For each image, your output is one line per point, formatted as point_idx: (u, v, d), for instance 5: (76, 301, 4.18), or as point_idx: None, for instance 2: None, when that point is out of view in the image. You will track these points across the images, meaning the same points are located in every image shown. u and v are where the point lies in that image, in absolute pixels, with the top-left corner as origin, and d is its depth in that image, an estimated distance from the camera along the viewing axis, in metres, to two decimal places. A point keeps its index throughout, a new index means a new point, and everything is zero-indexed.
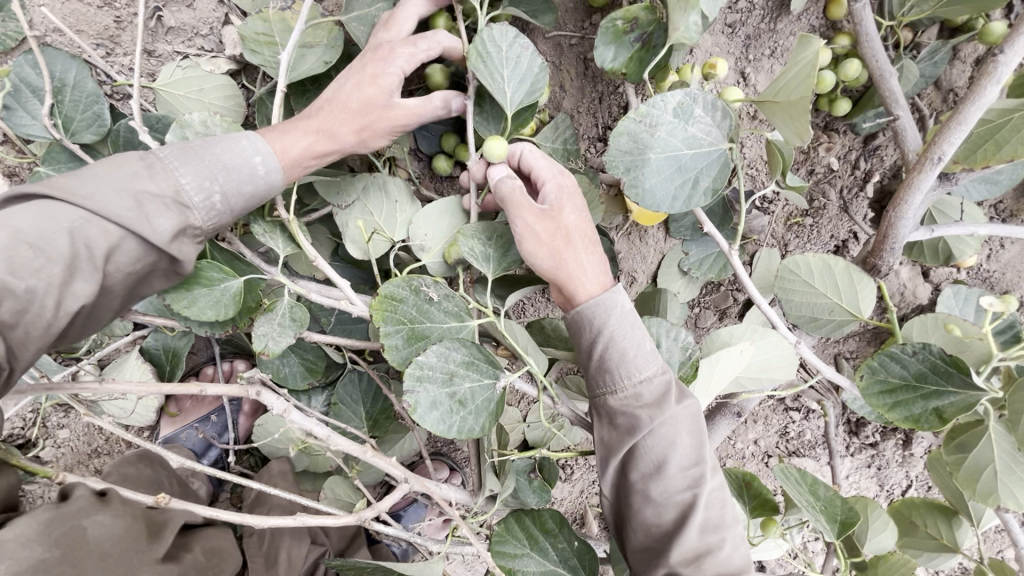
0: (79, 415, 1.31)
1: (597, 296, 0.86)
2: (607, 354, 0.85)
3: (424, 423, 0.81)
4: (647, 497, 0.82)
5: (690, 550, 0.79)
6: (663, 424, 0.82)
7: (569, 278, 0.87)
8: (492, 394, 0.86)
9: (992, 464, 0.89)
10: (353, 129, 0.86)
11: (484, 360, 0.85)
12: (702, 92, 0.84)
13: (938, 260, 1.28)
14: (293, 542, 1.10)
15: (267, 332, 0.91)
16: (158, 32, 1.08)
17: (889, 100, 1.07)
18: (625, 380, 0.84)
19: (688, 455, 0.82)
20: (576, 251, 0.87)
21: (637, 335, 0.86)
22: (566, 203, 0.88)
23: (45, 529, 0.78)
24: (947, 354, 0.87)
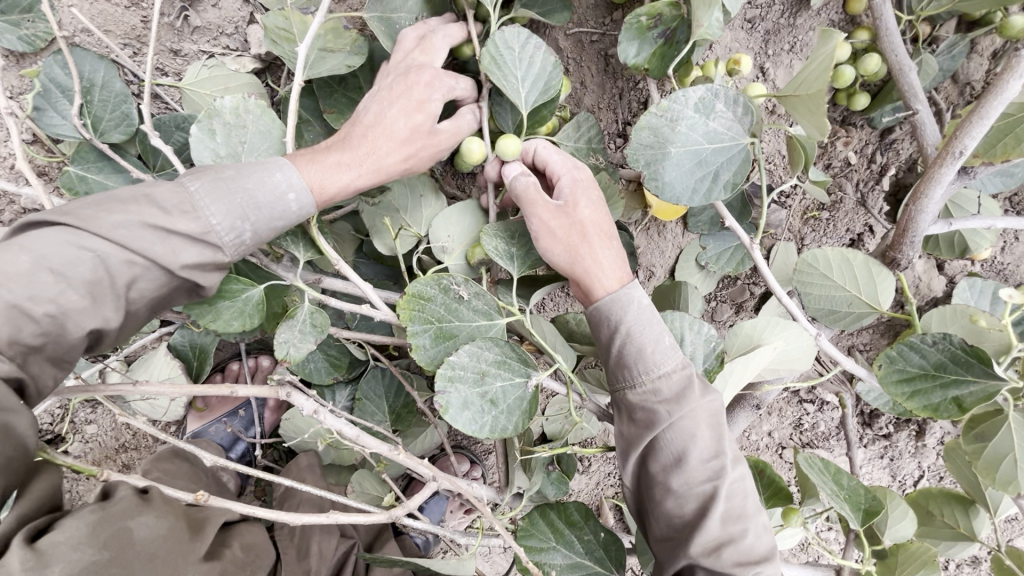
0: (107, 410, 1.34)
1: (615, 291, 0.88)
2: (625, 349, 0.87)
3: (456, 423, 0.83)
4: (668, 488, 0.84)
5: (713, 539, 0.81)
6: (683, 417, 0.83)
7: (586, 273, 0.88)
8: (524, 393, 0.87)
9: (1011, 453, 0.90)
10: (401, 156, 0.87)
11: (516, 359, 0.87)
12: (725, 87, 0.85)
13: (954, 254, 1.29)
14: (324, 536, 1.13)
15: (287, 339, 0.90)
16: (184, 31, 1.09)
17: (908, 95, 1.08)
18: (644, 375, 0.85)
19: (708, 448, 0.84)
20: (592, 247, 0.88)
21: (656, 330, 0.87)
22: (582, 198, 0.89)
23: (94, 531, 0.80)
24: (967, 345, 0.88)
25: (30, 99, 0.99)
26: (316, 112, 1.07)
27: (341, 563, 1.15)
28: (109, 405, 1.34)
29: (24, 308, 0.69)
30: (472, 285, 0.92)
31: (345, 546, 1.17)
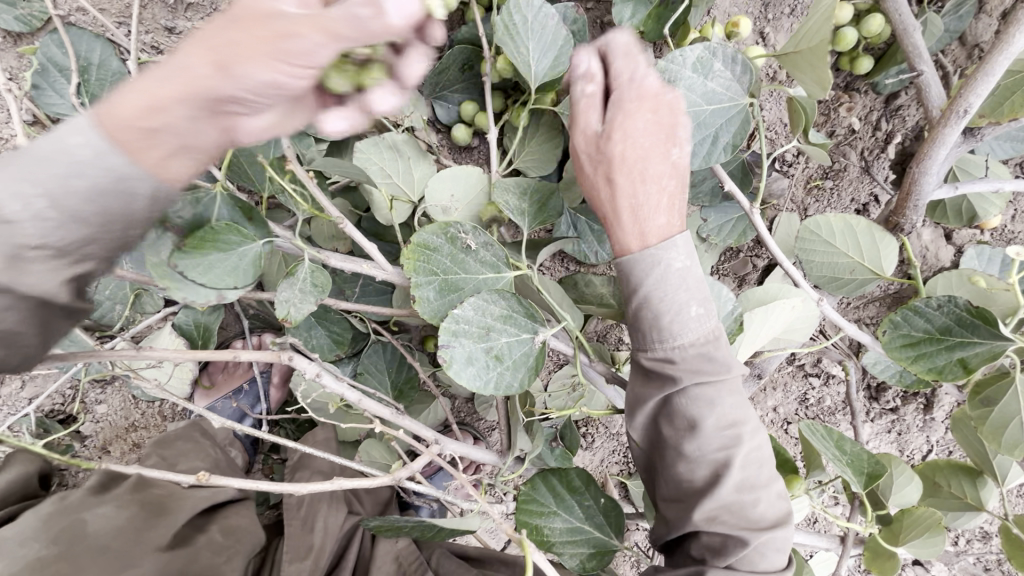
0: (116, 390, 1.36)
1: (634, 250, 0.79)
2: (641, 312, 0.81)
3: (460, 378, 0.85)
4: (681, 452, 0.82)
5: (721, 505, 0.81)
6: (700, 386, 0.80)
7: (608, 220, 0.81)
8: (530, 349, 0.90)
9: (1019, 415, 0.89)
10: (206, 54, 0.51)
11: (521, 314, 0.88)
12: (722, 45, 0.83)
13: (962, 222, 1.27)
14: (330, 512, 1.14)
15: (288, 298, 0.86)
16: (178, 8, 1.08)
17: (912, 56, 1.06)
18: (658, 343, 0.81)
19: (727, 416, 0.81)
20: (614, 190, 0.78)
21: (681, 298, 0.79)
22: (622, 131, 0.76)
23: (44, 525, 0.84)
24: (971, 306, 0.86)
25: (29, 77, 1.00)
26: None
27: (350, 535, 1.17)
28: (118, 384, 1.36)
29: None
30: (480, 236, 0.93)
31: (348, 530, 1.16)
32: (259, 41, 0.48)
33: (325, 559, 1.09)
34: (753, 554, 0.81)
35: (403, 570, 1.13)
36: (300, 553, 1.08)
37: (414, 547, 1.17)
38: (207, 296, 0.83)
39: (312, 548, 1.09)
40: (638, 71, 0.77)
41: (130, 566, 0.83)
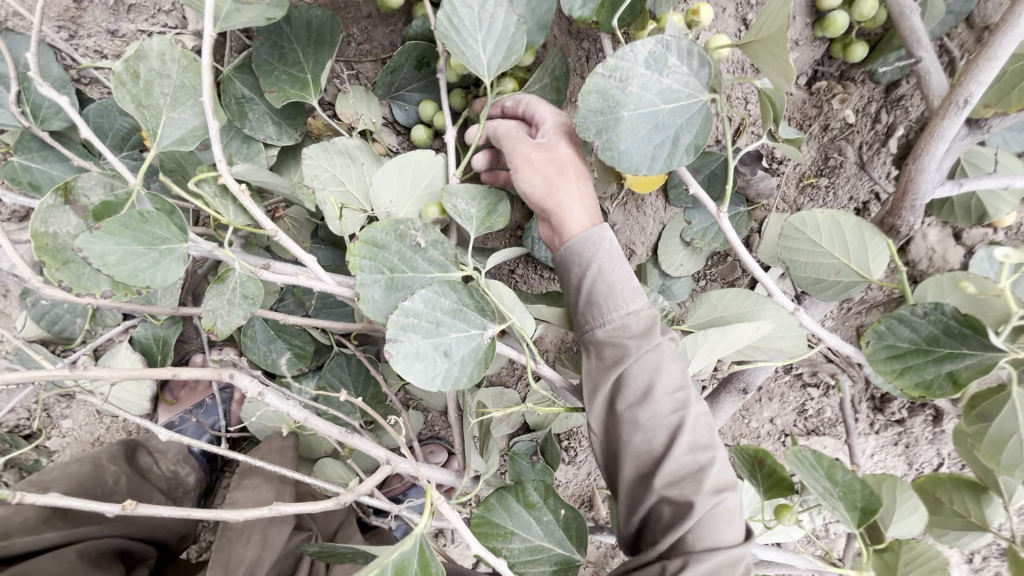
0: (80, 405, 1.33)
1: (584, 231, 0.88)
2: (596, 287, 0.85)
3: (406, 373, 0.80)
4: (635, 424, 0.81)
5: (677, 471, 0.79)
6: (648, 351, 0.82)
7: (555, 212, 0.90)
8: (480, 344, 0.87)
9: (1018, 433, 0.82)
10: None
11: (472, 307, 0.85)
12: (677, 37, 0.75)
13: (970, 220, 1.16)
14: (274, 525, 1.09)
15: (215, 308, 0.85)
16: (120, 10, 1.02)
17: (909, 41, 0.96)
18: (612, 311, 0.84)
19: (674, 379, 0.82)
20: (568, 180, 0.90)
21: (625, 270, 0.86)
22: (563, 140, 0.92)
23: None
24: (959, 314, 0.79)
25: None
26: (255, 87, 1.02)
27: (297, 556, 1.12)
28: (81, 399, 1.32)
29: None
30: (430, 233, 0.89)
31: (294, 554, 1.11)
32: None
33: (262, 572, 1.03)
34: (714, 528, 0.77)
35: None
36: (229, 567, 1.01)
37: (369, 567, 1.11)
38: (103, 284, 0.78)
39: (245, 560, 1.02)
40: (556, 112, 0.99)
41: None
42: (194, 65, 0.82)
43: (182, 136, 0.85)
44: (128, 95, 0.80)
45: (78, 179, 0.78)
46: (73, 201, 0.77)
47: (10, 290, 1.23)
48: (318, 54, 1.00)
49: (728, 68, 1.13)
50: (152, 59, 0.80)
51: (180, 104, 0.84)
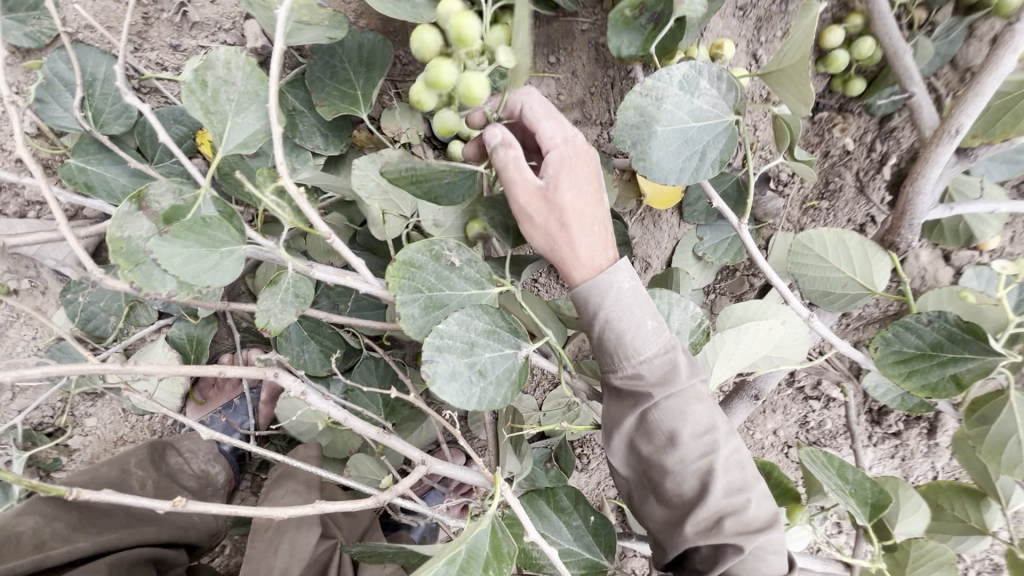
0: (107, 404, 1.34)
1: (586, 280, 0.89)
2: (606, 336, 0.90)
3: (443, 393, 0.85)
4: (665, 469, 0.89)
5: (713, 511, 0.87)
6: (669, 398, 0.88)
7: (561, 259, 0.90)
8: (513, 365, 0.91)
9: (1015, 434, 0.90)
10: None
11: (505, 329, 0.90)
12: (708, 64, 0.84)
13: (959, 242, 1.26)
14: (297, 534, 1.15)
15: (269, 307, 0.88)
16: (183, 27, 1.09)
17: (904, 78, 1.07)
18: (627, 360, 0.89)
19: (698, 424, 0.89)
20: (570, 231, 0.88)
21: (635, 316, 0.89)
22: (563, 182, 0.86)
23: None
24: (961, 321, 0.87)
25: (33, 91, 1.02)
26: (306, 101, 1.10)
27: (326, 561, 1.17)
28: (108, 397, 1.34)
29: None
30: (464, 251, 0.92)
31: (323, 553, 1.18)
32: None
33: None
34: (754, 559, 0.87)
35: None
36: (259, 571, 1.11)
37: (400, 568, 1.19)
38: (170, 284, 0.80)
39: (274, 567, 1.11)
40: (560, 133, 0.89)
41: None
42: (258, 71, 0.86)
43: (245, 139, 0.89)
44: (197, 102, 0.85)
45: (150, 187, 0.81)
46: (145, 207, 0.81)
47: (48, 288, 1.24)
48: (369, 73, 1.08)
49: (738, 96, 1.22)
50: (219, 68, 0.85)
51: (244, 109, 0.87)
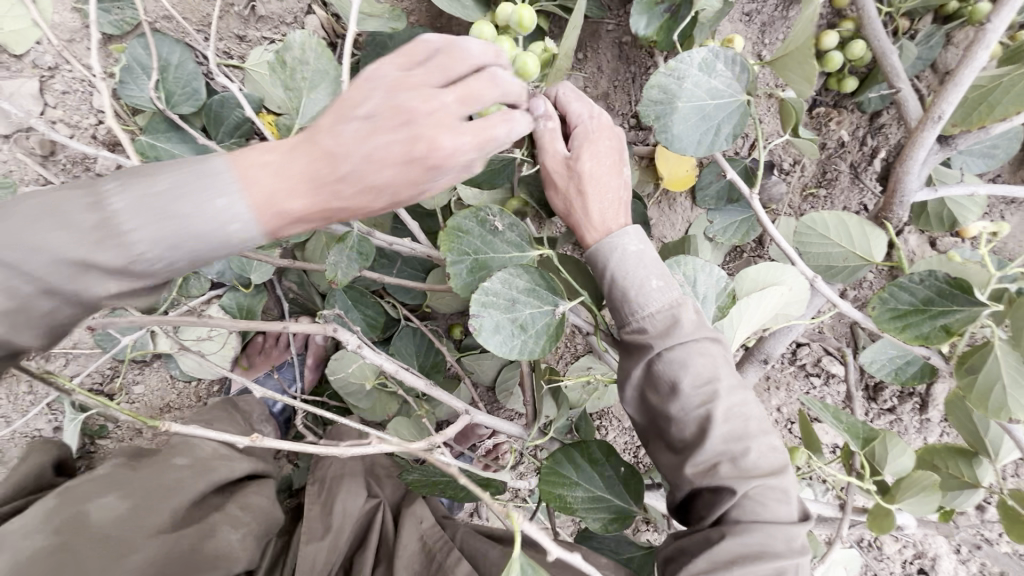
0: (154, 371, 1.41)
1: (596, 242, 0.94)
2: (614, 291, 0.94)
3: (488, 344, 0.93)
4: (668, 416, 0.91)
5: (713, 456, 0.88)
6: (670, 349, 0.90)
7: (577, 224, 0.96)
8: (551, 320, 0.97)
9: (1000, 379, 1.00)
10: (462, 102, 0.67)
11: (545, 287, 0.96)
12: (724, 48, 0.96)
13: (944, 227, 1.39)
14: (348, 495, 1.24)
15: (336, 261, 0.98)
16: (250, 20, 1.22)
17: (891, 75, 1.21)
18: (631, 315, 0.93)
19: (701, 375, 0.89)
20: (586, 199, 0.93)
21: (640, 275, 0.92)
22: (586, 152, 0.93)
23: (47, 518, 0.92)
24: (950, 278, 0.99)
25: (115, 73, 1.12)
26: None
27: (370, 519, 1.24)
28: (155, 365, 1.41)
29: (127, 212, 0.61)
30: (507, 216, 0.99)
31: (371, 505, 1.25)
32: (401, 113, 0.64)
33: (344, 537, 1.17)
34: (753, 504, 0.87)
35: (428, 550, 1.14)
36: (318, 533, 1.16)
37: (438, 526, 1.20)
38: None
39: (332, 527, 1.17)
40: (591, 111, 0.97)
41: (129, 553, 0.93)
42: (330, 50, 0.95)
43: None
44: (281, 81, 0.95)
45: None
46: None
47: None
48: None
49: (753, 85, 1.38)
50: (295, 50, 0.94)
51: (318, 86, 0.96)
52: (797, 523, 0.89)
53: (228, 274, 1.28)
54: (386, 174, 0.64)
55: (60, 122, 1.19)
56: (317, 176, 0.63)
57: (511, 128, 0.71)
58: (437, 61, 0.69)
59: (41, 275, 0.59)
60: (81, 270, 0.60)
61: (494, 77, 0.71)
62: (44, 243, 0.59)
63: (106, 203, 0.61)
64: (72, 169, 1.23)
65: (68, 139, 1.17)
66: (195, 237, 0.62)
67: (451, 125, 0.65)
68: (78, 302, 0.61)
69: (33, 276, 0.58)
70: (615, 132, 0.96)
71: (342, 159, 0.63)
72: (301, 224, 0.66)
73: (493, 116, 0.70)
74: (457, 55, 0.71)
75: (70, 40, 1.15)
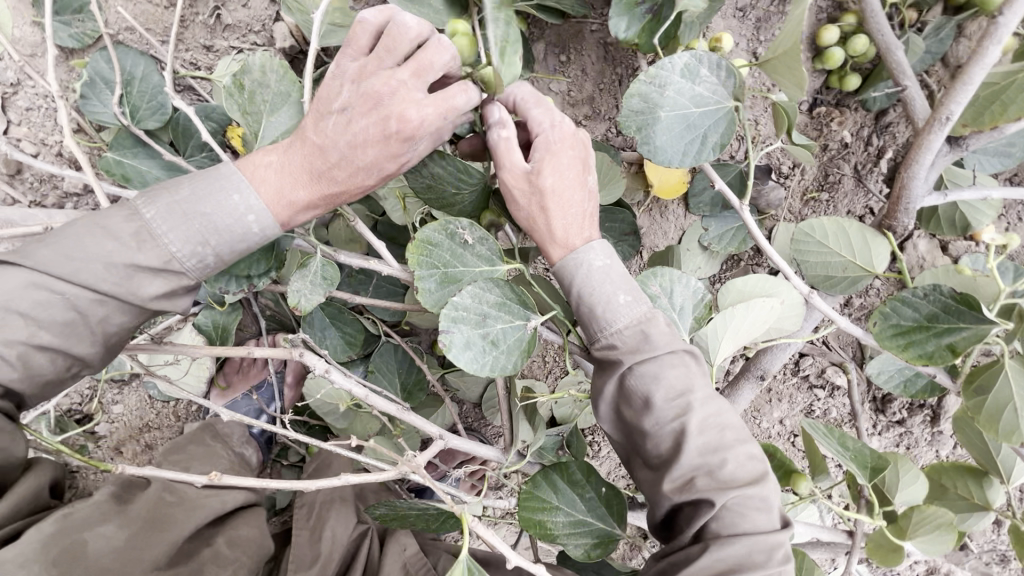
0: (133, 391, 1.39)
1: (562, 260, 0.88)
2: (581, 308, 0.88)
3: (459, 362, 0.86)
4: (643, 431, 0.86)
5: (691, 470, 0.83)
6: (642, 363, 0.85)
7: (540, 240, 0.90)
8: (523, 334, 0.92)
9: (1011, 401, 0.93)
10: (414, 76, 0.76)
11: (515, 300, 0.90)
12: (708, 53, 0.90)
13: (956, 232, 1.30)
14: (338, 521, 1.18)
15: (299, 288, 0.94)
16: (217, 29, 1.18)
17: (897, 72, 1.12)
18: (600, 332, 0.87)
19: (673, 387, 0.85)
20: (549, 216, 0.87)
21: (608, 290, 0.86)
22: (547, 165, 0.85)
23: (44, 547, 0.81)
24: (955, 293, 0.92)
25: (77, 88, 1.08)
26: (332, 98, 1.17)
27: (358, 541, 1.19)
28: (135, 385, 1.39)
29: (129, 231, 0.75)
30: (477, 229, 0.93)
31: (359, 531, 1.20)
32: (364, 96, 0.76)
33: (332, 567, 1.12)
34: (732, 513, 0.82)
35: None
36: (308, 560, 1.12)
37: (422, 555, 1.15)
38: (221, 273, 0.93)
39: (319, 556, 1.13)
40: (550, 118, 0.89)
41: None
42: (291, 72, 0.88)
43: None
44: (236, 104, 0.89)
45: None
46: None
47: None
48: None
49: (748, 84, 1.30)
50: (253, 72, 0.87)
51: (277, 110, 0.90)
52: (777, 533, 0.83)
53: (202, 294, 1.21)
54: (367, 154, 0.78)
55: (24, 139, 1.16)
56: (314, 168, 0.79)
57: (469, 96, 0.79)
58: (380, 47, 0.77)
59: (93, 282, 0.74)
60: (123, 274, 0.75)
61: (443, 42, 0.77)
62: (95, 255, 0.74)
63: (141, 215, 0.76)
64: (40, 188, 1.20)
65: (32, 157, 1.13)
66: (215, 230, 0.78)
67: (413, 102, 0.76)
68: (130, 304, 0.76)
69: (87, 284, 0.73)
70: (578, 139, 0.89)
71: (331, 150, 0.78)
72: (313, 207, 0.82)
73: (452, 85, 0.78)
74: (394, 31, 0.77)
75: (32, 55, 1.11)
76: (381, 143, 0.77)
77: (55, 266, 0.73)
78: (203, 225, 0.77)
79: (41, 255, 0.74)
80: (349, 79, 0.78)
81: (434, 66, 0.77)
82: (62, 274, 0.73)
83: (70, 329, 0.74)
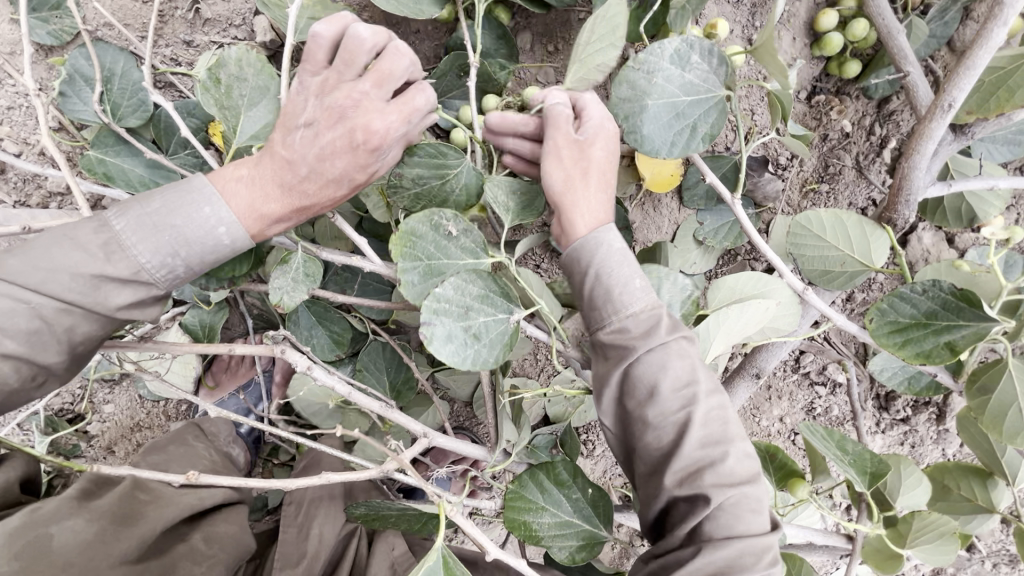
0: (124, 391, 1.39)
1: (588, 234, 0.84)
2: (595, 290, 0.84)
3: (441, 355, 0.83)
4: (645, 422, 0.82)
5: (691, 464, 0.80)
6: (650, 351, 0.81)
7: (566, 212, 0.86)
8: (504, 329, 0.89)
9: (1016, 401, 0.89)
10: (374, 85, 0.76)
11: (498, 293, 0.87)
12: (699, 39, 0.86)
13: (962, 223, 1.25)
14: (326, 519, 1.16)
15: (282, 286, 0.93)
16: (196, 23, 1.16)
17: (898, 58, 1.07)
18: (612, 315, 0.83)
19: (681, 376, 0.81)
20: (587, 189, 0.85)
21: (625, 272, 0.83)
22: (600, 143, 0.86)
23: (9, 539, 0.80)
24: (955, 290, 0.88)
25: (56, 86, 1.07)
26: None
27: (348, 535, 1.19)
28: (126, 385, 1.39)
29: (98, 238, 0.74)
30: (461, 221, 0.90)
31: (348, 529, 1.19)
32: (326, 111, 0.76)
33: (320, 563, 1.11)
34: (728, 516, 0.78)
35: None
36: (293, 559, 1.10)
37: (410, 554, 1.15)
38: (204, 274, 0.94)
39: (306, 555, 1.11)
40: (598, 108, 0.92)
41: None
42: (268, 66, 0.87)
43: None
44: (210, 98, 0.86)
45: None
46: None
47: None
48: None
49: (743, 73, 1.26)
50: (230, 66, 0.86)
51: (255, 103, 0.88)
52: (767, 535, 0.80)
53: (188, 293, 1.20)
54: (336, 165, 0.78)
55: (6, 138, 1.15)
56: (284, 181, 0.78)
57: (428, 96, 0.80)
58: (338, 59, 0.75)
59: (61, 292, 0.71)
60: (91, 283, 0.72)
61: (400, 48, 0.77)
62: (63, 264, 0.72)
63: (112, 226, 0.75)
64: (24, 188, 1.19)
65: (13, 157, 1.13)
66: (188, 242, 0.76)
67: (376, 111, 0.76)
68: (99, 314, 0.74)
69: (55, 294, 0.71)
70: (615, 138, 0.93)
71: (300, 164, 0.77)
72: (285, 219, 0.81)
73: (411, 88, 0.79)
74: (349, 45, 0.75)
75: (11, 53, 1.10)
76: (349, 152, 0.77)
77: (23, 275, 0.71)
78: (176, 230, 0.75)
79: (10, 264, 0.72)
80: (310, 94, 0.77)
81: (390, 75, 0.77)
82: (29, 283, 0.71)
83: (35, 338, 0.71)
